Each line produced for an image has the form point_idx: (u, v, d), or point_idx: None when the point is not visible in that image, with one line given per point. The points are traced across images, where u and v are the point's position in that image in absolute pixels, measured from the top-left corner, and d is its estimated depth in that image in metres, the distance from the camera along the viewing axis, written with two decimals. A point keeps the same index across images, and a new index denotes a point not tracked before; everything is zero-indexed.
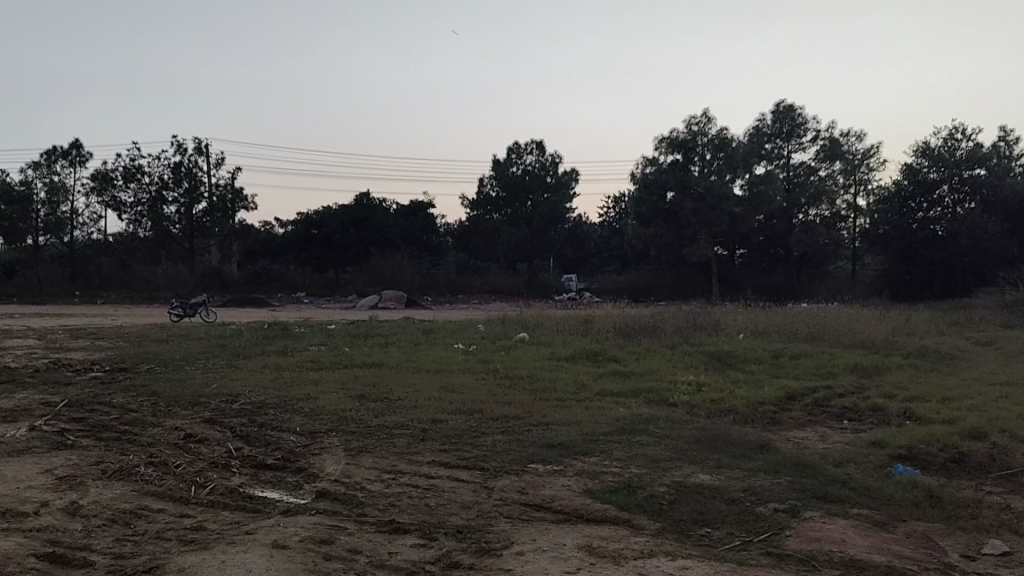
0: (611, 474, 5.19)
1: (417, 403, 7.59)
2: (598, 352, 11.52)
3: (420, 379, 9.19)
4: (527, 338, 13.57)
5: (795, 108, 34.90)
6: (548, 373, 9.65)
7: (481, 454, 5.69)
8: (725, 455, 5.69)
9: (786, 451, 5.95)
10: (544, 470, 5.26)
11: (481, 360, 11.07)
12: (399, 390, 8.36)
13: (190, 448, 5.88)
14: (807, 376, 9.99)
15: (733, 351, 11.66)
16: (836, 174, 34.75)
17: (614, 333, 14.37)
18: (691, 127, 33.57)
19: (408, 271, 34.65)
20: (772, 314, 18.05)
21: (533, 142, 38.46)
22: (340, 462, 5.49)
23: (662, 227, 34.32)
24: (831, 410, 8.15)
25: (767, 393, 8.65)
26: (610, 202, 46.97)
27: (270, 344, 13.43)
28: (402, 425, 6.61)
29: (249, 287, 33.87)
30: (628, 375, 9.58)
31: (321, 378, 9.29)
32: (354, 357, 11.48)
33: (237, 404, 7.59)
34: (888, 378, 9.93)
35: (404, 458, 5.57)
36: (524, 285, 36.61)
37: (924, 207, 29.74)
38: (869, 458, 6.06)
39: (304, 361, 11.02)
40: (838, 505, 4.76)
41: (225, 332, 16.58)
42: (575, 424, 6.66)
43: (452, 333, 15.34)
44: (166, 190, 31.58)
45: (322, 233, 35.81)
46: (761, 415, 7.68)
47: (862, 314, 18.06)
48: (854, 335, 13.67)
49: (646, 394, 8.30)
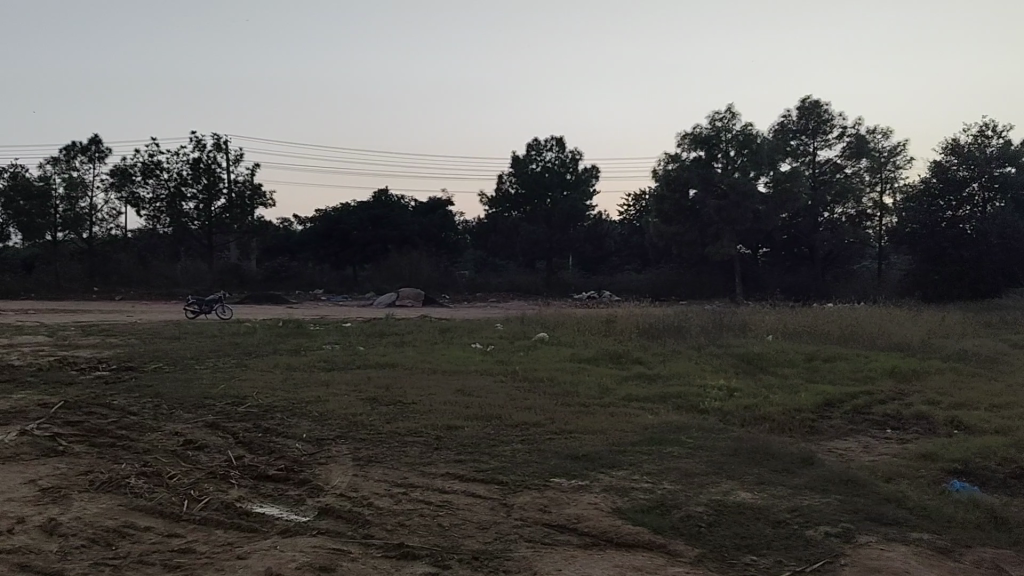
0: (642, 491, 4.74)
1: (432, 408, 7.16)
2: (622, 353, 11.06)
3: (436, 381, 8.78)
4: (548, 338, 13.13)
5: (821, 104, 34.27)
6: (571, 376, 9.22)
7: (499, 465, 5.25)
8: (766, 470, 5.23)
9: (831, 466, 5.48)
10: (568, 485, 4.81)
11: (500, 362, 10.64)
12: (413, 393, 7.94)
13: (187, 456, 5.47)
14: (844, 381, 9.50)
15: (763, 353, 11.18)
16: (863, 171, 34.04)
17: (638, 333, 13.92)
18: (714, 123, 33.03)
19: (427, 270, 34.30)
20: (800, 314, 17.51)
21: (553, 138, 37.97)
22: (347, 473, 5.06)
23: (683, 225, 33.74)
24: (872, 418, 7.67)
25: (803, 399, 8.17)
26: (631, 200, 46.46)
27: (283, 343, 13.08)
28: (415, 432, 6.17)
29: (267, 283, 33.63)
30: (654, 379, 9.13)
31: (333, 380, 8.87)
32: (369, 357, 11.10)
33: (242, 408, 7.19)
34: (929, 383, 9.43)
35: (416, 470, 5.14)
36: (543, 284, 36.18)
37: (953, 205, 28.93)
38: (921, 472, 5.58)
39: (316, 361, 10.64)
40: (895, 528, 4.28)
41: (239, 330, 16.25)
42: (601, 432, 6.22)
43: (470, 333, 14.93)
44: (184, 186, 31.38)
45: (341, 230, 35.52)
46: (799, 425, 7.20)
47: (894, 315, 17.47)
48: (889, 338, 13.12)
49: (675, 399, 7.85)
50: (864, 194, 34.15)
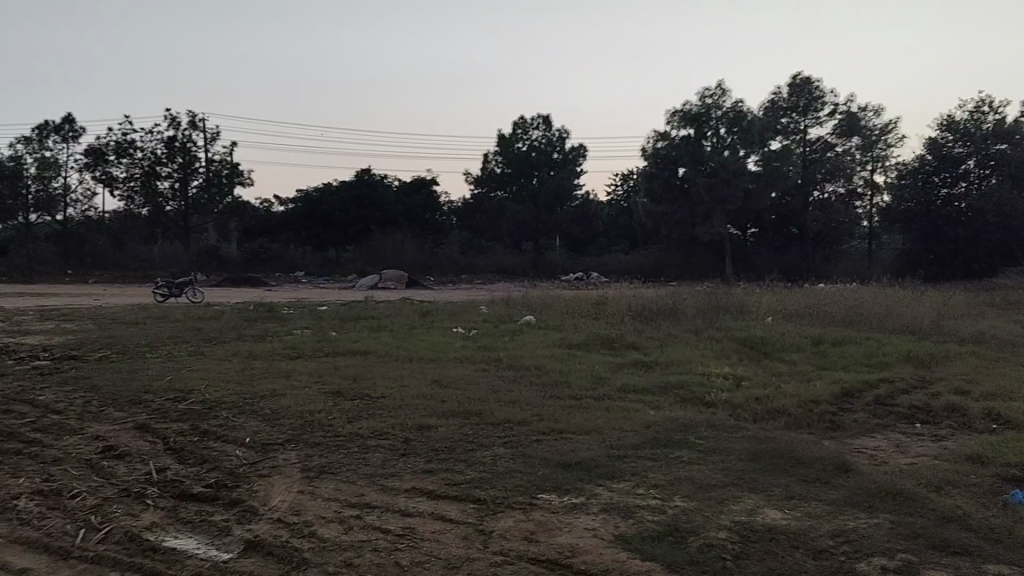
0: (649, 511, 3.87)
1: (402, 403, 6.28)
2: (615, 338, 10.19)
3: (409, 371, 7.89)
4: (534, 322, 12.26)
5: (813, 80, 33.27)
6: (560, 364, 8.35)
7: (478, 477, 4.39)
8: (793, 480, 4.38)
9: (870, 473, 4.62)
10: (559, 504, 3.93)
11: (482, 348, 9.75)
12: (383, 385, 7.06)
13: (101, 468, 4.58)
14: (858, 368, 8.67)
15: (767, 336, 10.35)
16: (855, 149, 33.09)
17: (629, 315, 13.08)
18: (704, 100, 32.14)
19: (411, 251, 33.33)
20: (797, 295, 16.68)
21: (539, 116, 36.84)
22: (290, 491, 4.18)
23: (673, 204, 32.83)
24: (897, 411, 6.86)
25: (818, 389, 7.32)
26: (618, 180, 45.60)
27: (249, 328, 12.16)
28: (380, 434, 5.29)
29: (246, 266, 32.67)
30: (651, 367, 8.27)
31: (294, 369, 7.96)
32: (339, 342, 10.22)
33: (184, 405, 6.31)
34: (951, 370, 8.61)
35: (376, 484, 4.25)
36: (530, 266, 35.33)
37: (948, 182, 28.22)
38: (975, 479, 4.73)
39: (280, 348, 9.76)
40: (968, 559, 3.42)
41: (207, 314, 15.26)
42: (597, 433, 5.37)
43: (451, 316, 14.01)
44: (159, 166, 30.27)
45: (322, 211, 34.43)
46: (819, 420, 6.35)
47: (895, 295, 16.64)
48: (897, 320, 12.29)
49: (678, 391, 6.99)
50: (856, 172, 33.22)
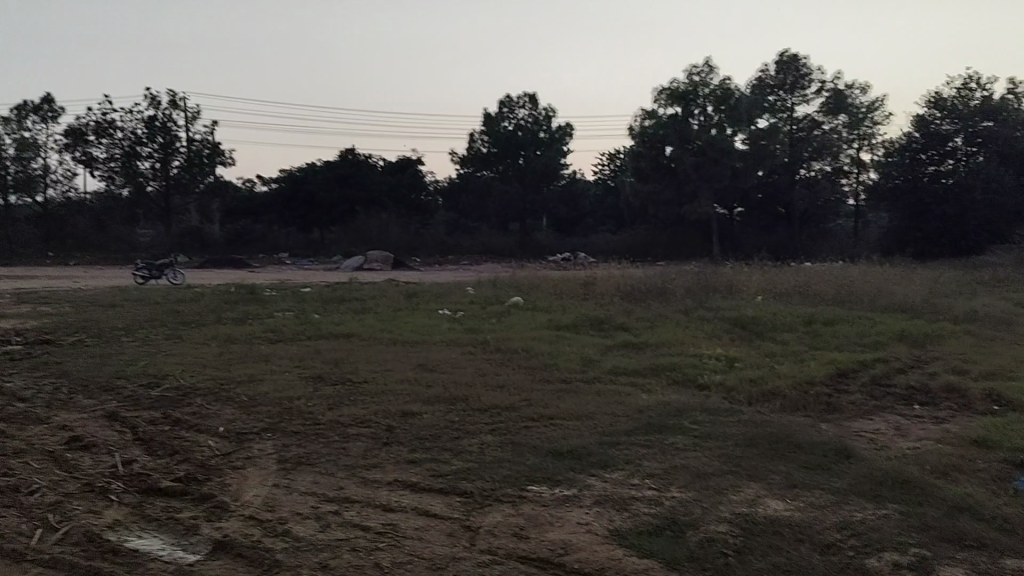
0: (644, 503, 3.65)
1: (385, 388, 6.05)
2: (604, 319, 9.98)
3: (393, 354, 7.66)
4: (521, 303, 12.04)
5: (800, 57, 33.03)
6: (548, 346, 8.14)
7: (464, 467, 4.17)
8: (794, 467, 4.18)
9: (873, 459, 4.43)
10: (550, 497, 3.70)
11: (468, 331, 9.51)
12: (366, 369, 6.82)
13: (64, 461, 4.33)
14: (852, 348, 8.49)
15: (758, 316, 10.17)
16: (841, 127, 32.96)
17: (617, 295, 12.88)
18: (692, 77, 31.84)
19: (396, 232, 33.01)
20: (785, 273, 16.53)
21: (525, 94, 36.43)
22: (264, 484, 3.95)
23: (661, 183, 32.61)
24: (895, 392, 6.68)
25: (814, 369, 7.12)
26: (605, 159, 45.31)
27: (230, 311, 11.87)
28: (361, 422, 5.06)
29: (229, 247, 32.27)
30: (642, 349, 8.07)
31: (274, 354, 7.70)
32: (322, 325, 9.96)
33: (158, 391, 6.06)
34: (946, 349, 8.45)
35: (356, 476, 4.02)
36: (516, 246, 35.10)
37: (935, 159, 28.08)
38: (982, 464, 4.54)
39: (260, 331, 9.49)
40: (985, 554, 3.22)
41: (187, 296, 14.95)
42: (589, 419, 5.16)
43: (436, 298, 13.77)
44: (140, 146, 29.77)
45: (306, 191, 34.01)
46: (816, 402, 6.16)
47: (883, 272, 16.53)
48: (889, 298, 12.14)
49: (669, 373, 6.78)
50: (843, 150, 33.07)
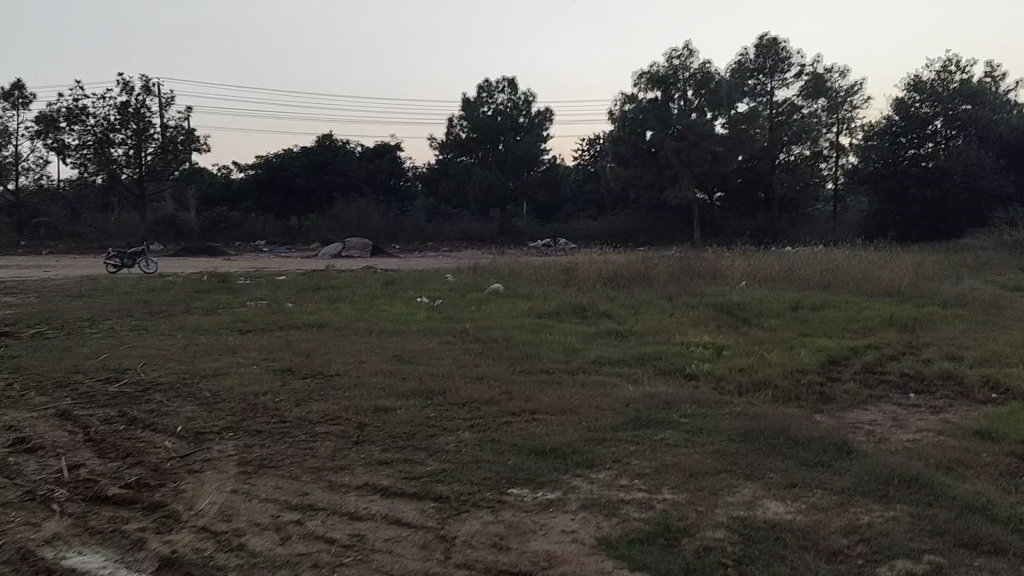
0: (635, 508, 3.36)
1: (358, 382, 5.75)
2: (587, 306, 9.70)
3: (368, 345, 7.35)
4: (501, 290, 11.73)
5: (779, 41, 32.82)
6: (530, 335, 7.84)
7: (440, 469, 3.87)
8: (793, 464, 3.93)
9: (876, 455, 4.17)
10: (532, 502, 3.41)
11: (446, 319, 9.21)
12: (339, 362, 6.50)
13: (7, 465, 4.00)
14: (842, 334, 8.26)
15: (744, 302, 9.92)
16: (821, 111, 32.83)
17: (599, 281, 12.61)
18: (672, 61, 31.53)
19: (375, 218, 32.56)
20: (769, 258, 16.31)
21: (504, 79, 35.98)
22: (222, 491, 3.63)
23: (641, 168, 32.34)
24: (889, 380, 6.44)
25: (804, 357, 6.87)
26: (585, 144, 45.02)
27: (201, 300, 11.50)
28: (332, 419, 4.76)
29: (206, 235, 31.74)
30: (626, 337, 7.80)
31: (243, 345, 7.37)
32: (296, 315, 9.62)
33: (117, 387, 5.72)
34: (936, 335, 8.24)
35: (322, 480, 3.73)
36: (496, 232, 34.78)
37: (915, 143, 28.07)
38: (989, 458, 4.29)
39: (231, 322, 9.14)
40: (1005, 562, 2.96)
41: (158, 285, 14.52)
42: (572, 414, 4.88)
43: (415, 285, 13.44)
44: (113, 133, 29.16)
45: (283, 177, 33.47)
46: (808, 392, 5.90)
47: (868, 257, 16.34)
48: (874, 282, 11.94)
49: (657, 363, 6.51)
50: (822, 135, 32.97)
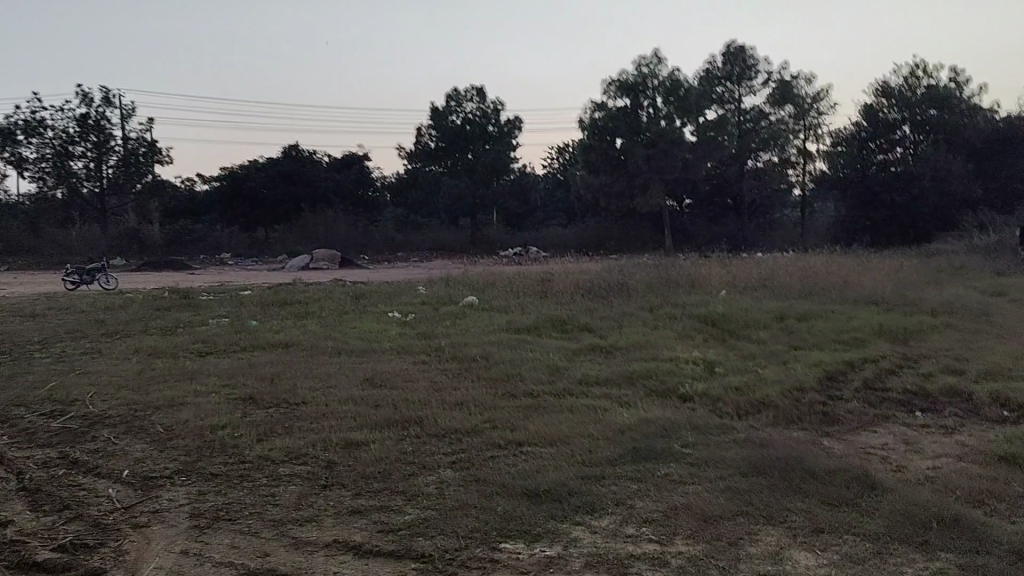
0: (648, 564, 2.94)
1: (327, 412, 5.27)
2: (566, 319, 9.27)
3: (335, 368, 6.86)
4: (474, 303, 11.28)
5: (746, 48, 32.70)
6: (509, 353, 7.39)
7: (421, 518, 3.42)
8: (814, 504, 3.53)
9: (903, 490, 3.79)
10: (529, 560, 2.98)
11: (420, 336, 8.74)
12: (304, 388, 6.01)
13: None
14: (834, 346, 7.90)
15: (729, 312, 9.55)
16: (788, 118, 32.72)
17: (575, 292, 12.19)
18: (641, 69, 31.24)
19: (344, 229, 31.94)
20: (744, 266, 15.98)
21: (472, 87, 35.52)
22: (170, 553, 3.16)
23: (611, 175, 32.03)
24: (893, 397, 6.08)
25: (801, 372, 6.49)
26: (554, 152, 44.72)
27: (160, 319, 10.92)
28: (298, 457, 4.29)
29: (170, 249, 30.96)
30: (611, 353, 7.37)
31: (201, 371, 6.85)
32: (260, 334, 9.09)
33: (60, 422, 5.20)
34: (931, 346, 7.91)
35: (287, 537, 3.26)
36: (467, 242, 34.33)
37: (884, 147, 28.20)
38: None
39: (191, 343, 8.60)
40: None
41: (116, 303, 13.90)
42: (563, 445, 4.44)
43: (384, 299, 12.95)
44: (71, 145, 28.29)
45: (248, 189, 32.74)
46: (812, 413, 5.51)
47: (844, 262, 16.07)
48: (858, 290, 11.64)
49: (647, 382, 6.09)
50: (790, 141, 32.90)
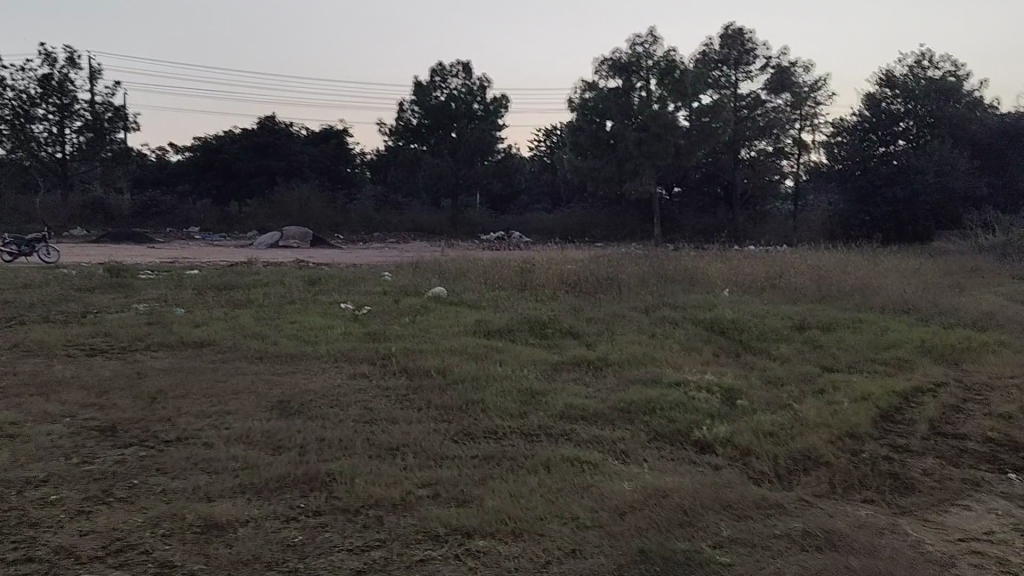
0: None
1: (201, 459, 3.72)
2: (548, 321, 7.76)
3: (247, 383, 5.27)
4: (442, 295, 9.72)
5: (746, 31, 31.04)
6: (470, 366, 5.84)
7: None
8: None
9: None
10: None
11: (369, 338, 7.17)
12: (191, 416, 4.43)
13: None
14: (872, 368, 6.45)
15: (739, 319, 8.06)
16: (784, 106, 30.99)
17: (560, 285, 10.67)
18: (635, 48, 29.44)
19: (317, 205, 30.19)
20: (743, 260, 14.55)
21: (459, 63, 33.60)
22: None
23: (600, 159, 30.43)
24: (971, 449, 4.62)
25: (847, 409, 5.01)
26: (541, 135, 43.04)
27: (79, 303, 9.30)
28: (120, 557, 2.73)
29: (135, 220, 29.15)
30: (601, 372, 5.84)
31: (73, 383, 5.25)
32: (179, 328, 7.48)
33: None
34: (989, 372, 6.46)
35: None
36: (448, 223, 32.73)
37: (886, 140, 26.64)
38: None
39: (91, 339, 6.97)
40: None
41: (40, 280, 12.18)
42: (533, 541, 2.91)
43: (344, 287, 11.37)
44: (32, 107, 26.24)
45: (220, 160, 30.89)
46: (877, 477, 4.03)
47: (850, 261, 14.65)
48: (879, 296, 10.20)
49: (651, 420, 4.57)
50: (787, 130, 31.31)
